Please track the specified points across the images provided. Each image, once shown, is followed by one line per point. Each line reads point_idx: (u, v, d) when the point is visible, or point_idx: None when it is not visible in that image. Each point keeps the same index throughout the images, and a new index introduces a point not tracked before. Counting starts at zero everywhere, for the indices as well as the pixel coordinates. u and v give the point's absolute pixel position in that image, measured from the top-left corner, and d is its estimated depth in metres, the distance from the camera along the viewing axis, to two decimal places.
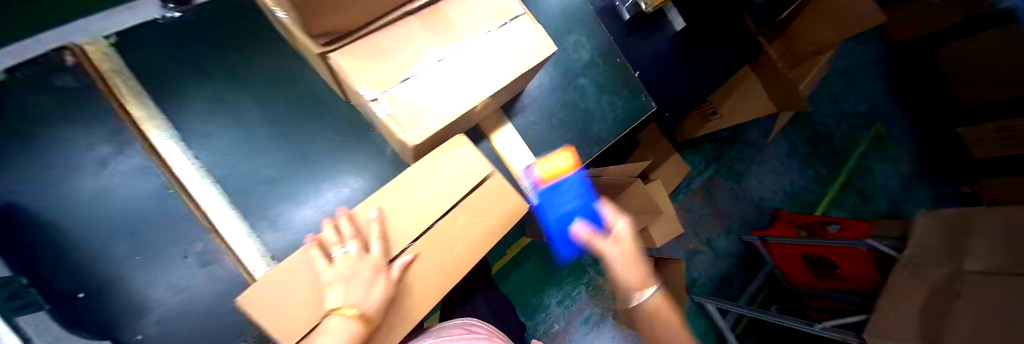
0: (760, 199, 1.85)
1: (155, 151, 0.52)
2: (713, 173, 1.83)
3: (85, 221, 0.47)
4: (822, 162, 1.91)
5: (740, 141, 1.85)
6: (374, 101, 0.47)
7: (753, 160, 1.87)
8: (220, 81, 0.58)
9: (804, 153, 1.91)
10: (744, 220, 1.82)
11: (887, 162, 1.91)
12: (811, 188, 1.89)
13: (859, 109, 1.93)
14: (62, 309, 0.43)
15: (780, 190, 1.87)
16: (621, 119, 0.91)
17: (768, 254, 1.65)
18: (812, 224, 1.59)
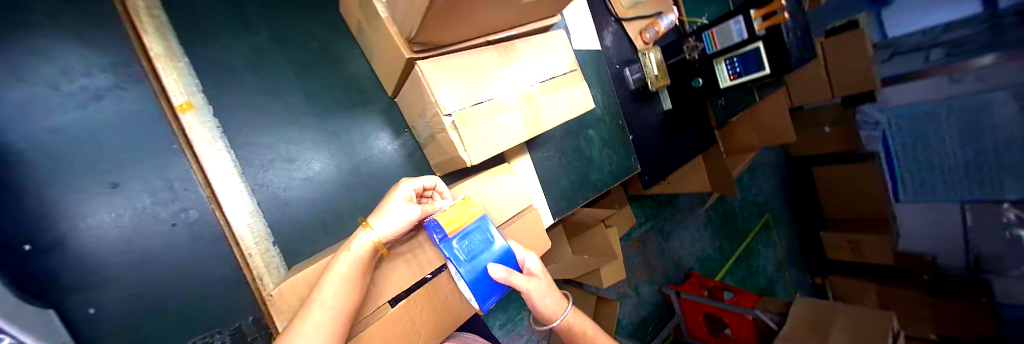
0: (679, 257, 2.14)
1: (164, 94, 0.44)
2: (651, 226, 2.07)
3: (55, 157, 0.38)
4: (729, 237, 2.31)
5: (673, 205, 2.16)
6: (448, 116, 0.48)
7: (680, 223, 2.17)
8: (262, 41, 0.54)
9: (717, 226, 2.30)
10: (665, 273, 2.07)
11: (769, 246, 2.40)
12: (718, 256, 2.26)
13: (761, 201, 2.41)
14: (3, 263, 0.33)
15: (696, 253, 2.20)
16: (614, 172, 1.02)
17: (678, 307, 1.89)
18: (716, 289, 1.91)
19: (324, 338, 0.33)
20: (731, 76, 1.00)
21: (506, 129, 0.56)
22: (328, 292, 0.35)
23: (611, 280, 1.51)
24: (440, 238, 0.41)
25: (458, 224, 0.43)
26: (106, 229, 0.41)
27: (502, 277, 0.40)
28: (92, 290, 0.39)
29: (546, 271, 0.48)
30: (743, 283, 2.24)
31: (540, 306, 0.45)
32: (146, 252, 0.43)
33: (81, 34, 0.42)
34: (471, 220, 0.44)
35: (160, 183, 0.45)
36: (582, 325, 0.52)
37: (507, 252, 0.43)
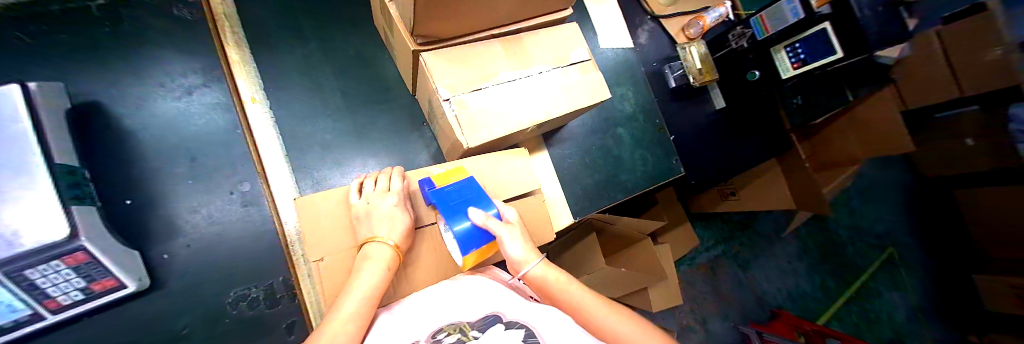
0: (762, 292, 1.81)
1: (237, 92, 0.58)
2: (723, 252, 1.82)
3: (157, 137, 0.53)
4: (835, 274, 1.85)
5: (752, 229, 1.86)
6: (446, 101, 0.51)
7: (762, 252, 1.85)
8: (313, 49, 0.66)
9: (814, 256, 1.87)
10: (744, 310, 1.76)
11: (896, 290, 1.84)
12: (817, 295, 1.83)
13: (876, 230, 1.90)
14: (111, 212, 0.48)
15: (785, 290, 1.83)
16: (649, 174, 0.94)
17: None
18: (816, 334, 1.53)
19: (351, 329, 0.34)
20: (795, 64, 0.87)
21: (508, 116, 0.56)
22: (356, 295, 0.36)
23: (661, 304, 1.42)
24: (427, 184, 0.46)
25: (447, 180, 0.48)
26: (182, 191, 0.53)
27: (480, 219, 0.41)
28: (167, 240, 0.51)
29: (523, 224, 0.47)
30: (857, 334, 1.76)
31: (517, 259, 0.44)
32: (208, 212, 0.53)
33: (183, 45, 0.58)
34: (460, 178, 0.49)
35: (224, 158, 0.56)
36: (578, 294, 0.43)
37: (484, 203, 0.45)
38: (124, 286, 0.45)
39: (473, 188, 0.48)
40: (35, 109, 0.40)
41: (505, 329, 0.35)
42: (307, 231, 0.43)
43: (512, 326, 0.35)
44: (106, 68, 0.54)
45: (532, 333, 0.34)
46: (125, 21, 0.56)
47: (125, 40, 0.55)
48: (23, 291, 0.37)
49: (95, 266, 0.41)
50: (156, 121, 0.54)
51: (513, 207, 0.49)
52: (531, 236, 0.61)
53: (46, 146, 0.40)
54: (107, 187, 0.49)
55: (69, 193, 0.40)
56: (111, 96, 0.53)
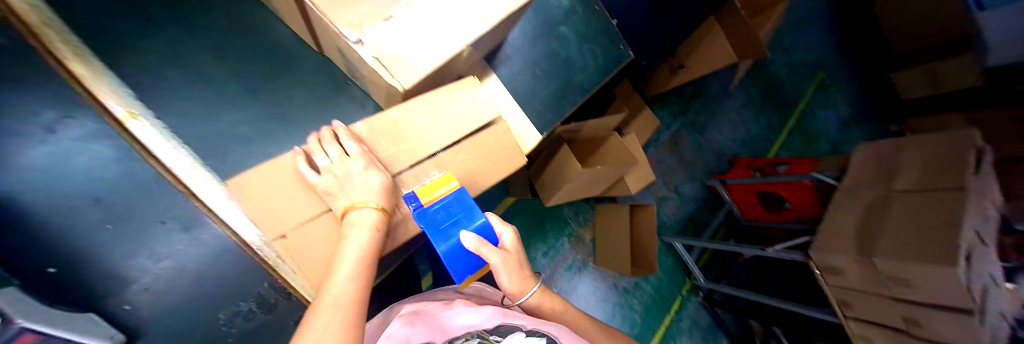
0: (719, 146, 2.05)
1: (107, 113, 0.45)
2: (680, 125, 1.99)
3: (37, 192, 0.45)
4: (774, 110, 2.11)
5: (704, 95, 2.02)
6: (358, 44, 0.43)
7: (713, 112, 2.04)
8: (176, 32, 0.53)
9: (758, 102, 2.09)
10: (707, 166, 2.03)
11: (824, 108, 2.17)
12: (763, 134, 2.10)
13: (808, 58, 2.12)
14: (38, 285, 0.44)
15: (738, 138, 2.07)
16: (600, 67, 0.92)
17: (727, 195, 1.88)
18: (767, 166, 1.80)
19: (342, 309, 0.31)
20: None
21: (437, 42, 0.49)
22: (348, 261, 0.36)
23: (638, 185, 1.59)
24: (414, 205, 0.43)
25: (434, 195, 0.45)
26: (106, 239, 0.49)
27: (472, 247, 0.41)
28: (123, 290, 0.51)
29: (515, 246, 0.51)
30: (802, 152, 2.06)
31: (506, 282, 0.50)
32: (153, 250, 0.52)
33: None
34: (447, 192, 0.47)
35: (135, 193, 0.50)
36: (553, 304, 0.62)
37: (483, 226, 0.45)
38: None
39: (462, 203, 0.46)
40: None
41: (526, 337, 0.47)
42: (266, 212, 0.39)
43: (532, 334, 0.48)
44: None
45: (551, 339, 0.48)
46: None
47: None
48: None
49: (60, 340, 0.39)
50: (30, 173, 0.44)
51: (510, 224, 0.50)
52: (500, 163, 0.61)
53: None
54: (21, 263, 0.44)
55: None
56: None
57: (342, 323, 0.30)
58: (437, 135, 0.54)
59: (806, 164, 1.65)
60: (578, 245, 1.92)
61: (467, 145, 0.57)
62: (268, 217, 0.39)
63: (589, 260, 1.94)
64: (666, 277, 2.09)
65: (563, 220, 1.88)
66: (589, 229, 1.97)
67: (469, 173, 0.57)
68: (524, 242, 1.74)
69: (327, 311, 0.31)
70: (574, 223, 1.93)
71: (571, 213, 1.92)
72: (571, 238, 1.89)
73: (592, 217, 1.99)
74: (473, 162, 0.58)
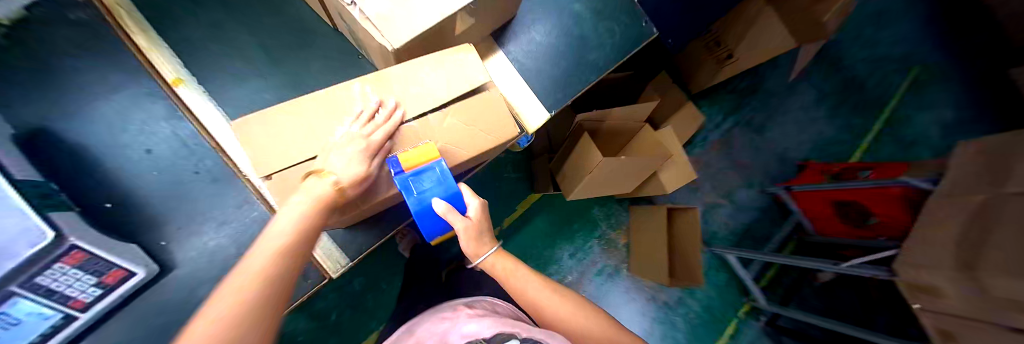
0: (785, 150, 1.99)
1: (165, 83, 0.56)
2: (734, 123, 1.96)
3: (84, 131, 0.52)
4: (851, 111, 2.04)
5: (761, 92, 1.98)
6: (351, 6, 0.46)
7: (776, 111, 1.99)
8: (220, 15, 0.62)
9: (832, 101, 2.03)
10: (767, 172, 1.95)
11: (906, 110, 2.01)
12: (839, 137, 2.01)
13: (893, 52, 2.07)
14: (92, 216, 0.50)
15: (807, 141, 2.00)
16: (620, 45, 0.87)
17: (793, 203, 1.76)
18: (846, 172, 1.59)
19: (271, 251, 0.34)
20: None
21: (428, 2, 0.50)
22: (296, 210, 0.39)
23: (676, 183, 1.42)
24: (396, 171, 0.46)
25: (416, 163, 0.47)
26: (142, 177, 0.53)
27: (440, 211, 0.43)
28: (159, 229, 0.53)
29: (482, 218, 0.51)
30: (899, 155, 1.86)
31: (472, 250, 0.52)
32: (183, 194, 0.55)
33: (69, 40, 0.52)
34: (427, 161, 0.47)
35: (174, 139, 0.55)
36: (544, 296, 0.54)
37: (452, 193, 0.46)
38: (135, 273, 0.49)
39: (439, 174, 0.46)
40: None
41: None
42: (261, 156, 0.45)
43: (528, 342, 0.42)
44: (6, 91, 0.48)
45: None
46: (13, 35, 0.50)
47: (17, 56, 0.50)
48: (45, 297, 0.40)
49: (98, 261, 0.44)
50: (90, 122, 0.52)
51: (479, 196, 0.50)
52: (492, 133, 0.59)
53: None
54: (80, 193, 0.50)
55: (44, 200, 0.42)
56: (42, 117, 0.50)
57: (267, 263, 0.32)
58: (428, 97, 0.54)
59: (896, 168, 1.42)
60: (610, 248, 1.75)
61: (461, 111, 0.56)
62: (262, 157, 0.45)
63: (623, 267, 1.76)
64: (717, 296, 1.84)
65: (592, 221, 1.74)
66: (623, 233, 1.79)
67: (456, 139, 0.55)
68: (548, 241, 1.66)
69: (260, 253, 0.33)
70: (605, 225, 1.77)
71: (602, 215, 1.78)
72: (601, 240, 1.74)
73: (625, 220, 1.81)
74: (464, 128, 0.56)
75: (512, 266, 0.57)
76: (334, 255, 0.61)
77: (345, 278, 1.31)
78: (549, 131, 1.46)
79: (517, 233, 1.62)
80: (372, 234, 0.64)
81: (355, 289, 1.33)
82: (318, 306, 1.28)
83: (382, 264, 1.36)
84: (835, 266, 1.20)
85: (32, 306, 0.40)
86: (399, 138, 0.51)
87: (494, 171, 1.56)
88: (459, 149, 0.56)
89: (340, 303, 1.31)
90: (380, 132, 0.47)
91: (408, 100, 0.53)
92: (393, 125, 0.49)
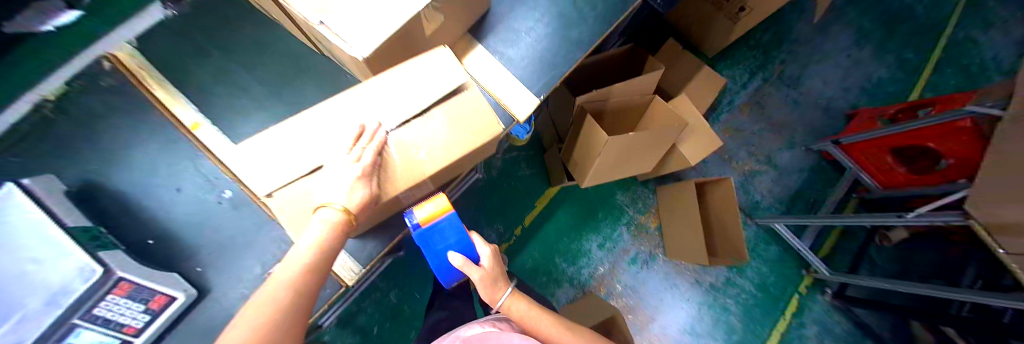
0: (828, 100, 1.80)
1: (180, 124, 0.63)
2: (765, 80, 1.80)
3: (129, 178, 0.60)
4: (900, 45, 1.85)
5: (789, 42, 1.83)
6: (320, 24, 0.49)
7: (810, 61, 1.82)
8: (222, 58, 0.69)
9: (875, 38, 1.85)
10: (811, 128, 1.77)
11: (952, 38, 1.88)
12: (892, 77, 1.81)
13: None
14: (139, 251, 0.57)
15: (855, 86, 1.80)
16: (604, 17, 0.85)
17: (846, 158, 1.60)
18: (903, 113, 1.43)
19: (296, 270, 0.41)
20: None
21: (391, 7, 0.52)
22: (307, 239, 0.43)
23: (699, 155, 1.33)
24: (413, 226, 0.51)
25: (431, 217, 0.51)
26: (174, 212, 0.60)
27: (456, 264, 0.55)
28: (192, 257, 0.59)
29: (496, 262, 0.62)
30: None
31: (488, 297, 0.60)
32: (210, 224, 0.61)
33: (113, 108, 0.62)
34: (442, 215, 0.52)
35: (198, 177, 0.62)
36: (550, 329, 0.63)
37: (468, 249, 0.57)
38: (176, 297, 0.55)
39: (455, 228, 0.54)
40: (36, 194, 0.48)
41: None
42: (260, 178, 0.49)
43: None
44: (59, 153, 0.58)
45: None
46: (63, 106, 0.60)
47: (64, 122, 0.59)
48: (104, 326, 0.47)
49: (144, 289, 0.51)
50: (133, 174, 0.61)
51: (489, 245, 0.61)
52: (479, 128, 0.57)
53: (54, 214, 0.48)
54: (127, 233, 0.57)
55: (95, 243, 0.50)
56: (89, 170, 0.59)
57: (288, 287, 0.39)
58: (409, 105, 0.55)
59: (961, 98, 1.26)
60: (640, 233, 1.67)
61: (444, 116, 0.56)
62: (264, 181, 0.49)
63: (658, 251, 1.66)
64: (772, 271, 1.67)
65: (618, 208, 1.67)
66: (653, 215, 1.70)
67: (442, 142, 0.55)
68: (574, 233, 1.61)
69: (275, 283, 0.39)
70: (633, 210, 1.69)
71: (627, 200, 1.70)
72: (629, 226, 1.67)
73: (653, 202, 1.71)
74: (450, 130, 0.56)
75: (522, 308, 0.63)
76: (348, 264, 0.64)
77: (380, 291, 1.38)
78: (554, 119, 1.43)
79: (539, 230, 1.58)
80: (380, 238, 0.67)
81: (392, 301, 1.39)
82: (360, 320, 1.35)
83: (413, 275, 1.41)
84: (898, 218, 1.07)
85: (97, 336, 0.47)
86: (390, 152, 0.53)
87: (509, 171, 1.56)
88: (448, 153, 0.55)
89: (379, 317, 1.37)
90: (369, 153, 0.48)
91: (391, 111, 0.54)
92: (381, 145, 0.50)
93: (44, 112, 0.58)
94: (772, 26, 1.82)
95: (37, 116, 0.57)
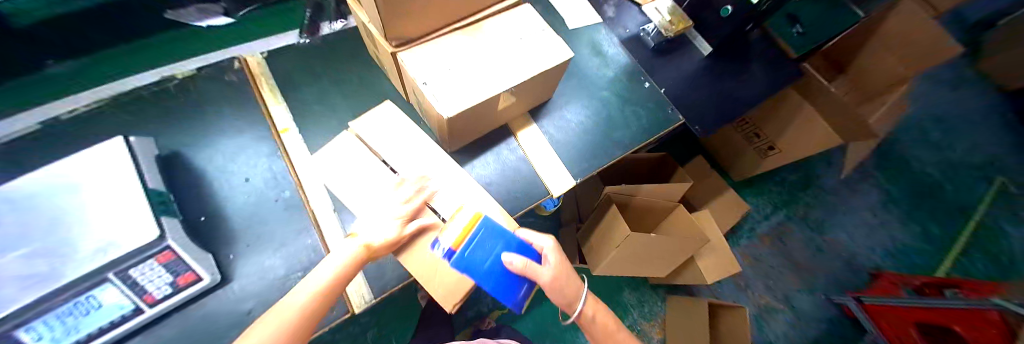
0: (852, 253, 1.76)
1: (272, 122, 0.74)
2: (787, 216, 1.82)
3: (212, 159, 0.69)
4: (935, 217, 1.81)
5: (814, 187, 1.86)
6: (423, 85, 0.62)
7: (836, 208, 1.82)
8: (324, 83, 0.81)
9: (907, 204, 1.83)
10: (835, 279, 1.70)
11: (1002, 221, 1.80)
12: (925, 248, 1.76)
13: (971, 158, 1.92)
14: (190, 225, 0.61)
15: (881, 246, 1.77)
16: (647, 128, 0.96)
17: (868, 320, 1.49)
18: (927, 288, 1.40)
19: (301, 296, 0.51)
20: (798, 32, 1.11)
21: (480, 86, 0.64)
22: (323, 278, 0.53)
23: (717, 275, 1.30)
24: (446, 252, 0.54)
25: (461, 238, 0.55)
26: (236, 198, 0.66)
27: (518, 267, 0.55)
28: (231, 244, 0.63)
29: (562, 255, 0.62)
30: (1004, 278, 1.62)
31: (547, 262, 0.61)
32: (261, 217, 0.66)
33: (223, 97, 0.74)
34: (472, 228, 0.56)
35: (270, 174, 0.70)
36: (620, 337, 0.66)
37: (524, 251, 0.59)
38: (201, 280, 0.56)
39: (490, 236, 0.57)
40: (136, 151, 0.57)
41: None
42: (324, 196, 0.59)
43: None
44: (171, 125, 0.69)
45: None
46: (190, 89, 0.73)
47: (186, 101, 0.72)
48: (128, 288, 0.49)
49: (180, 264, 0.54)
50: (217, 154, 0.69)
51: (546, 235, 0.63)
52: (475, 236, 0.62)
53: (142, 174, 0.56)
54: (186, 206, 0.62)
55: (161, 208, 0.55)
56: (183, 143, 0.68)
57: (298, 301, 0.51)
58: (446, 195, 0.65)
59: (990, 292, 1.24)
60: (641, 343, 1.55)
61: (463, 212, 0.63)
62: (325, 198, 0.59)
63: None
64: None
65: (623, 308, 1.59)
66: (658, 326, 1.59)
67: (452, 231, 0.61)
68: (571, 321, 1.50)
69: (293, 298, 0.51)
70: (637, 313, 1.60)
71: (634, 300, 1.62)
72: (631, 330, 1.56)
73: (660, 311, 1.62)
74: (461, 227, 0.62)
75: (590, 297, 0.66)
76: (362, 291, 0.66)
77: (359, 326, 1.31)
78: (578, 200, 1.48)
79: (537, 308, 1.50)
80: (396, 273, 0.68)
81: (367, 340, 1.30)
82: None
83: (398, 318, 1.35)
84: None
85: (117, 294, 0.48)
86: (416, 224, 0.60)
87: None
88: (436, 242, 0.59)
89: None
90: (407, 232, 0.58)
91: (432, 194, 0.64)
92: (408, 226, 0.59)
93: (168, 85, 0.72)
94: (799, 168, 1.89)
95: (162, 86, 0.72)
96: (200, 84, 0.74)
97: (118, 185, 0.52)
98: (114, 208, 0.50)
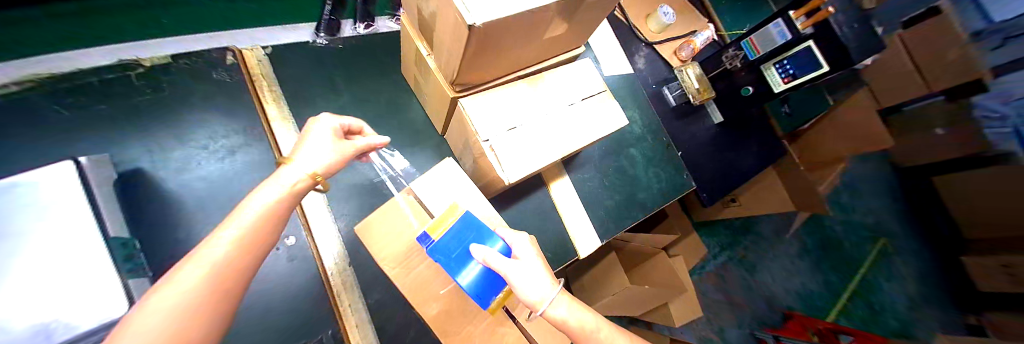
0: (773, 295, 1.94)
1: (274, 141, 0.62)
2: (728, 258, 1.97)
3: (191, 187, 0.56)
4: (833, 268, 1.99)
5: (753, 232, 2.01)
6: (485, 142, 0.55)
7: (765, 254, 1.99)
8: (344, 99, 0.72)
9: (818, 255, 2.01)
10: (755, 315, 1.90)
11: (892, 281, 1.96)
12: (822, 292, 1.96)
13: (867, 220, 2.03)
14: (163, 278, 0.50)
15: (794, 289, 1.96)
16: (665, 191, 0.98)
17: None
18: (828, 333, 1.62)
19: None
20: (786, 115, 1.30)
21: (544, 149, 0.59)
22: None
23: (683, 318, 1.42)
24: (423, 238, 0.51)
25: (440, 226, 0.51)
26: None
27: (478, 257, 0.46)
28: None
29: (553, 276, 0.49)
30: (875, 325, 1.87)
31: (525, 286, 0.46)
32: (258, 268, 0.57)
33: (212, 101, 0.61)
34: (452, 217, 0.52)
35: None
36: None
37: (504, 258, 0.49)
38: None
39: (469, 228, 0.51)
40: (88, 180, 0.41)
41: None
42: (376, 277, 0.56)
43: None
44: (139, 132, 0.55)
45: None
46: (162, 85, 0.59)
47: (158, 100, 0.58)
48: None
49: None
50: (198, 181, 0.57)
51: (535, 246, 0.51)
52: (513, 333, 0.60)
53: (100, 218, 0.40)
54: (160, 252, 0.51)
55: (127, 265, 0.41)
56: (152, 161, 0.55)
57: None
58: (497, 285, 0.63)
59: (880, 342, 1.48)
60: None
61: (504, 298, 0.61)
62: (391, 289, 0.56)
63: None
64: None
65: None
66: None
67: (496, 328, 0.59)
68: None
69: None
70: None
71: None
72: None
73: None
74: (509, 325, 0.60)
75: None
76: None
77: None
78: None
79: None
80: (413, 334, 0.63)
81: None
82: None
83: None
84: None
85: None
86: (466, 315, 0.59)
87: None
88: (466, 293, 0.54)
89: None
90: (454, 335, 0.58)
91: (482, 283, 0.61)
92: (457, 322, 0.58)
93: (130, 73, 0.57)
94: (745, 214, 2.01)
95: (120, 73, 0.57)
96: (184, 81, 0.60)
97: (69, 236, 0.37)
98: (59, 272, 0.36)
